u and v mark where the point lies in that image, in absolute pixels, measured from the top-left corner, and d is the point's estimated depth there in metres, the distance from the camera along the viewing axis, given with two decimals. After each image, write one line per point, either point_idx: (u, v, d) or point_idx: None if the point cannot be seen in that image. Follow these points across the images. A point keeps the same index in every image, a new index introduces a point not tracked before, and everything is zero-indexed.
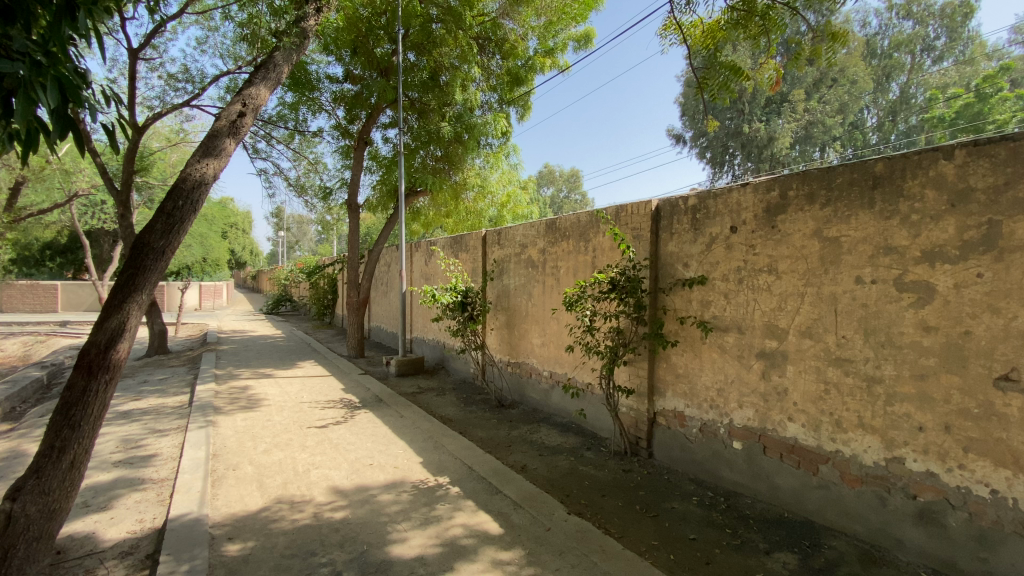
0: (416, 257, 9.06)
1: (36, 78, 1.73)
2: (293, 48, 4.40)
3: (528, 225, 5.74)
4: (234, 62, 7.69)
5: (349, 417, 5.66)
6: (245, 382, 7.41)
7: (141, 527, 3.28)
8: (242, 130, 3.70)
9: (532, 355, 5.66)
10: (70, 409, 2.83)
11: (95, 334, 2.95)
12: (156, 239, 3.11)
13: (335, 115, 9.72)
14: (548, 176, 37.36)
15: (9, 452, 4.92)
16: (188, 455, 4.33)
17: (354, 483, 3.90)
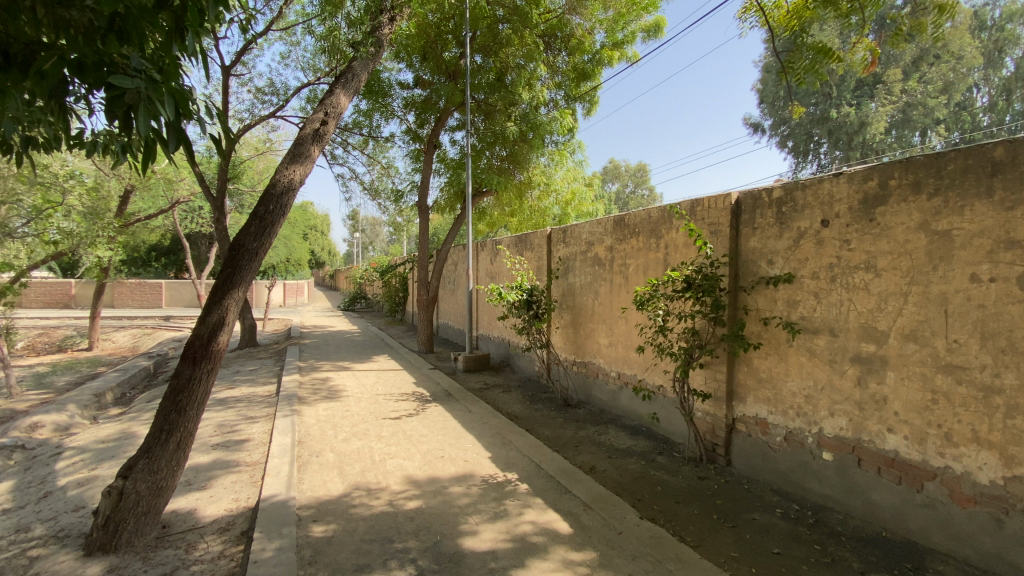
0: (482, 256, 9.18)
1: (153, 93, 1.79)
2: (370, 57, 4.60)
3: (596, 223, 5.64)
4: (314, 73, 8.19)
5: (420, 410, 5.85)
6: (325, 374, 7.87)
7: (237, 506, 3.57)
8: (324, 137, 3.90)
9: (600, 354, 5.56)
10: (177, 395, 3.12)
11: (198, 327, 3.24)
12: (251, 241, 3.37)
13: (405, 120, 10.08)
14: (614, 172, 36.63)
15: (127, 432, 5.54)
16: (276, 440, 4.66)
17: (426, 475, 4.02)
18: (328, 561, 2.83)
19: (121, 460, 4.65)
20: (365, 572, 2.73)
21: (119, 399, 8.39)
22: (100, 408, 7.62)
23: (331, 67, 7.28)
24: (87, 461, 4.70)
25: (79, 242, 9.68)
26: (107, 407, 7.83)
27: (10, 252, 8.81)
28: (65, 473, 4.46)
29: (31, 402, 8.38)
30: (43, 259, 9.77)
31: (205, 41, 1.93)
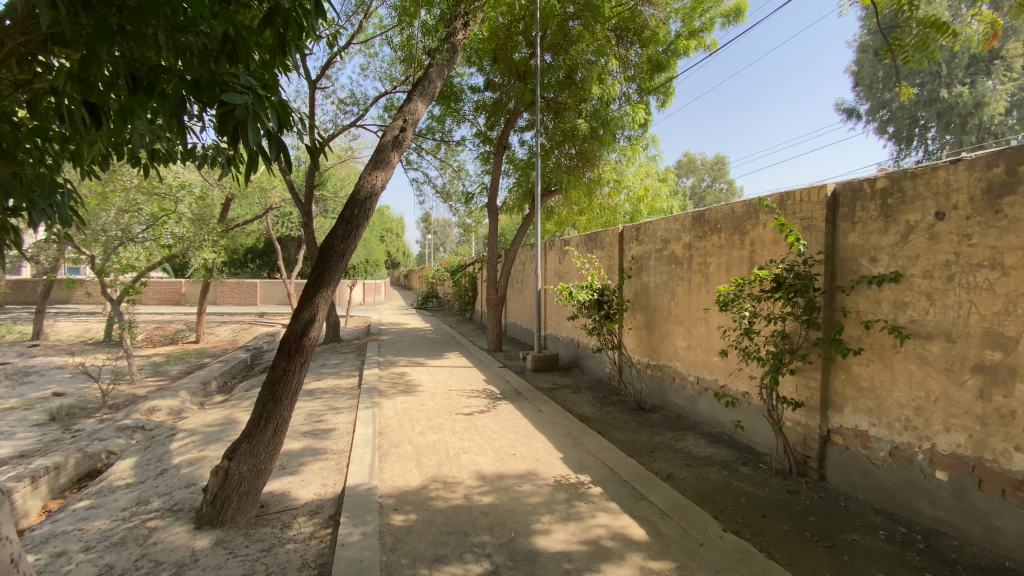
0: (550, 256, 9.16)
1: (259, 106, 1.91)
2: (445, 63, 4.72)
3: (673, 219, 5.43)
4: (391, 83, 8.56)
5: (492, 407, 5.94)
6: (401, 369, 8.21)
7: (325, 491, 3.82)
8: (403, 144, 4.06)
9: (676, 357, 5.36)
10: (274, 385, 3.39)
11: (293, 323, 3.49)
12: (338, 243, 3.59)
13: (476, 123, 10.28)
14: (689, 166, 35.19)
15: (229, 418, 6.10)
16: (358, 430, 4.92)
17: (499, 471, 4.07)
18: (407, 549, 2.94)
19: (224, 443, 5.13)
20: (442, 563, 2.81)
21: (222, 387, 9.27)
22: (206, 395, 8.47)
23: (407, 75, 7.59)
24: (197, 443, 5.24)
25: (188, 246, 10.80)
26: (212, 394, 8.68)
27: (134, 256, 10.02)
28: (179, 452, 4.99)
29: (151, 387, 9.48)
30: (160, 261, 11.02)
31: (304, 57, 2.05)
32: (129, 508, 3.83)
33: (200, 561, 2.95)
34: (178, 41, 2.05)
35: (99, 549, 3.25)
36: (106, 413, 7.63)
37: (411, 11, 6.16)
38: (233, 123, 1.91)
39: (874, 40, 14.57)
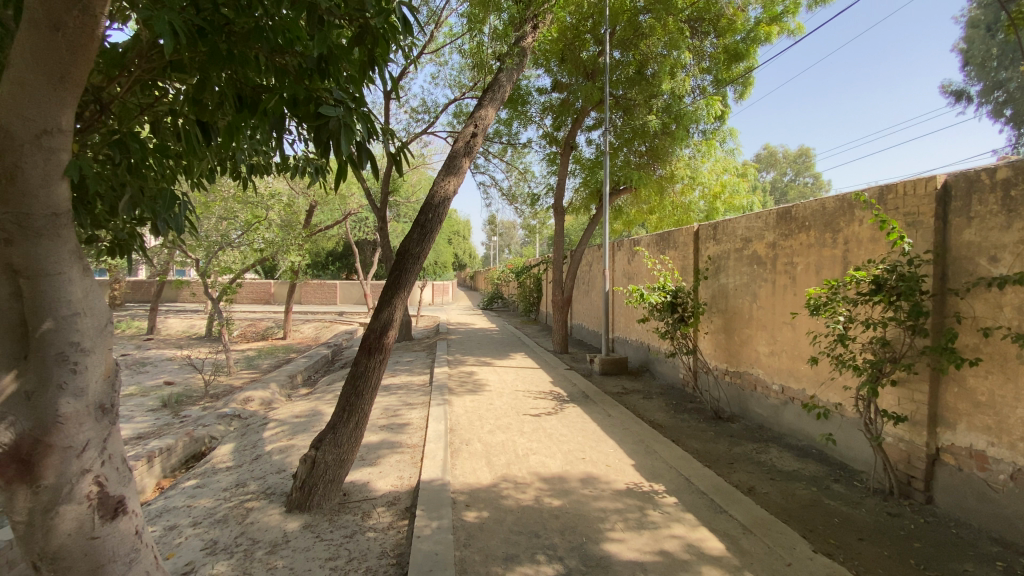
0: (619, 256, 8.97)
1: (349, 118, 2.01)
2: (514, 68, 4.77)
3: (755, 217, 5.14)
4: (460, 89, 8.78)
5: (560, 409, 5.92)
6: (470, 368, 8.39)
7: (401, 483, 3.99)
8: (474, 149, 4.15)
9: (758, 364, 5.06)
10: (356, 380, 3.58)
11: (373, 322, 3.68)
12: (414, 246, 3.73)
13: (543, 125, 10.30)
14: (770, 160, 33.16)
15: (314, 410, 6.54)
16: (431, 426, 5.10)
17: (569, 475, 4.05)
18: (480, 546, 3.00)
19: (310, 433, 5.50)
20: (513, 563, 2.84)
21: (306, 381, 9.95)
22: (293, 387, 9.13)
23: (476, 81, 7.76)
24: (286, 432, 5.66)
25: (277, 250, 11.70)
26: (298, 387, 9.34)
27: (231, 259, 11.02)
28: (271, 440, 5.42)
29: (245, 379, 10.38)
30: (254, 264, 12.03)
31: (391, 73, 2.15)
32: (229, 489, 4.22)
33: (291, 543, 3.18)
34: (278, 63, 2.22)
35: (205, 525, 3.60)
36: (208, 401, 8.44)
37: (479, 18, 6.26)
38: (326, 136, 2.02)
39: (989, 12, 13.02)
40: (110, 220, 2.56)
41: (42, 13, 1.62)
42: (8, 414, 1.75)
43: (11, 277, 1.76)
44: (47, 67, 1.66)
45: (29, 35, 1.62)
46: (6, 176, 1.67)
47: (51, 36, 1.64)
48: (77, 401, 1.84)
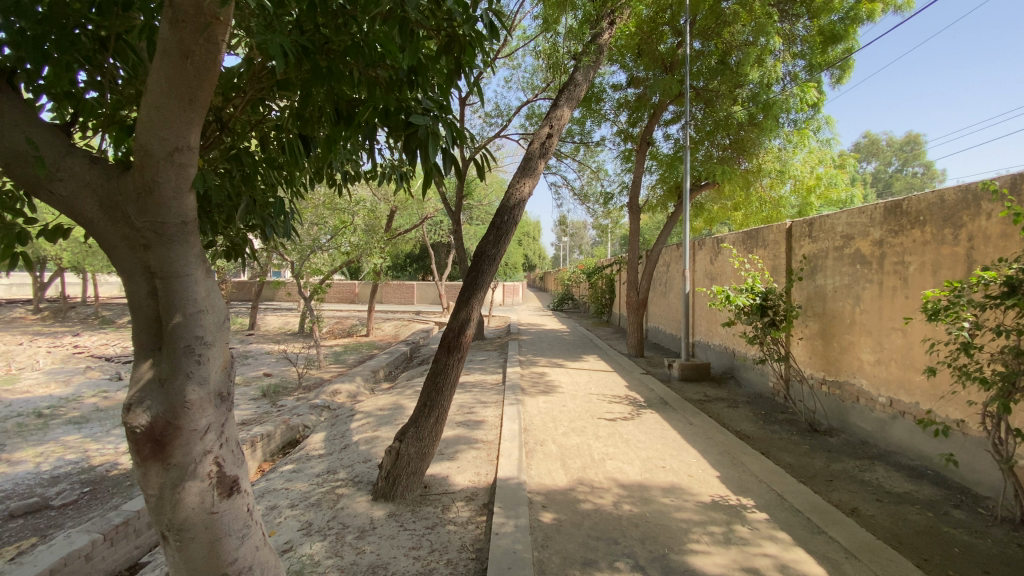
0: (700, 255, 8.57)
1: (436, 127, 2.08)
2: (591, 66, 4.70)
3: (858, 212, 4.70)
4: (533, 91, 8.83)
5: (637, 414, 5.76)
6: (542, 369, 8.40)
7: (478, 479, 4.07)
8: (549, 150, 4.14)
9: (860, 373, 4.63)
10: (437, 377, 3.71)
11: (451, 321, 3.79)
12: (489, 248, 3.80)
13: (617, 122, 10.08)
14: (871, 149, 30.29)
15: (396, 404, 6.86)
16: (506, 425, 5.15)
17: (647, 483, 3.93)
18: (558, 549, 2.99)
19: (392, 426, 5.77)
20: (592, 568, 2.80)
21: (387, 376, 10.47)
22: (375, 382, 9.64)
23: (549, 81, 7.77)
24: (371, 424, 5.98)
25: (361, 252, 12.42)
26: (380, 382, 9.84)
27: (321, 261, 11.84)
28: (357, 431, 5.75)
29: (333, 372, 11.12)
30: (340, 266, 12.84)
31: (477, 81, 2.19)
32: (321, 475, 4.53)
33: (377, 530, 3.36)
34: (371, 77, 2.35)
35: (301, 507, 3.89)
36: (301, 393, 9.13)
37: (553, 19, 6.24)
38: (415, 144, 2.10)
39: None
40: (226, 227, 2.85)
41: (174, 44, 1.80)
42: (146, 399, 1.99)
43: (149, 278, 2.01)
44: (178, 92, 1.85)
45: (163, 64, 1.81)
46: (147, 190, 1.91)
47: (182, 64, 1.82)
48: (201, 388, 2.06)
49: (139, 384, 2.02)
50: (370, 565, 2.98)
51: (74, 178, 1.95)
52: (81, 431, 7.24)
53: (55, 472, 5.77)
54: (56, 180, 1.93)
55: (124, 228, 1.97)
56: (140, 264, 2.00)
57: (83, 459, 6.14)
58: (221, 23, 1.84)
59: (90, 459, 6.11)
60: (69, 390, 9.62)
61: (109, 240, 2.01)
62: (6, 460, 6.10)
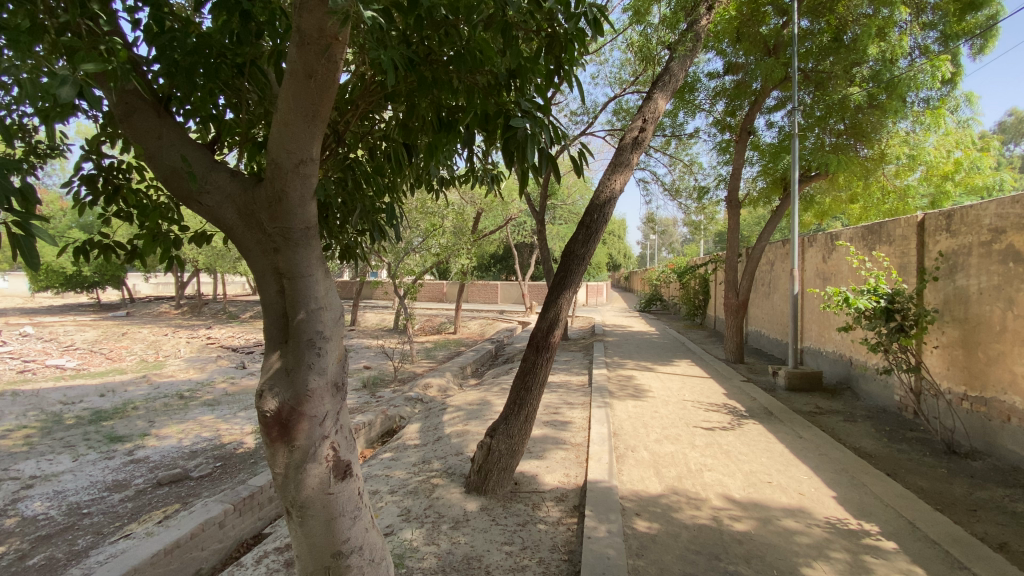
0: (810, 253, 7.86)
1: (535, 127, 2.08)
2: (690, 54, 4.47)
3: (1011, 202, 4.05)
4: (621, 86, 8.64)
5: (736, 424, 5.42)
6: (631, 372, 8.18)
7: (569, 480, 4.05)
8: (643, 144, 4.01)
9: (1014, 390, 3.98)
10: (526, 375, 3.74)
11: (540, 321, 3.81)
12: (579, 247, 3.76)
13: (713, 112, 9.55)
14: (1021, 127, 26.11)
15: (484, 400, 7.04)
16: (595, 428, 5.08)
17: (750, 498, 3.68)
18: (655, 559, 2.90)
19: (481, 421, 5.93)
20: None
21: (474, 372, 10.79)
22: (463, 377, 9.97)
23: (639, 75, 7.56)
24: (461, 418, 6.19)
25: (450, 253, 12.90)
26: (467, 378, 10.18)
27: (414, 262, 12.47)
28: (449, 424, 5.99)
29: (424, 367, 11.67)
30: (431, 266, 13.43)
31: (577, 78, 2.17)
32: (417, 464, 4.77)
33: (470, 522, 3.47)
34: (471, 82, 2.42)
35: (400, 493, 4.13)
36: (396, 385, 9.68)
37: (645, 10, 6.05)
38: (514, 146, 2.12)
39: None
40: (340, 231, 3.11)
41: (300, 65, 1.96)
42: (275, 386, 2.21)
43: (278, 278, 2.24)
44: (303, 109, 2.03)
45: (291, 84, 1.98)
46: (277, 199, 2.12)
47: (306, 83, 1.98)
48: (321, 377, 2.25)
49: (270, 373, 2.25)
50: (464, 556, 3.08)
51: (218, 190, 2.21)
52: (214, 412, 8.26)
53: (195, 447, 6.63)
54: (204, 192, 2.20)
55: (259, 233, 2.21)
56: (271, 266, 2.24)
57: (216, 437, 6.99)
58: (341, 43, 1.98)
59: (222, 437, 6.94)
60: (204, 376, 11.00)
61: (246, 244, 2.27)
62: (158, 434, 7.12)
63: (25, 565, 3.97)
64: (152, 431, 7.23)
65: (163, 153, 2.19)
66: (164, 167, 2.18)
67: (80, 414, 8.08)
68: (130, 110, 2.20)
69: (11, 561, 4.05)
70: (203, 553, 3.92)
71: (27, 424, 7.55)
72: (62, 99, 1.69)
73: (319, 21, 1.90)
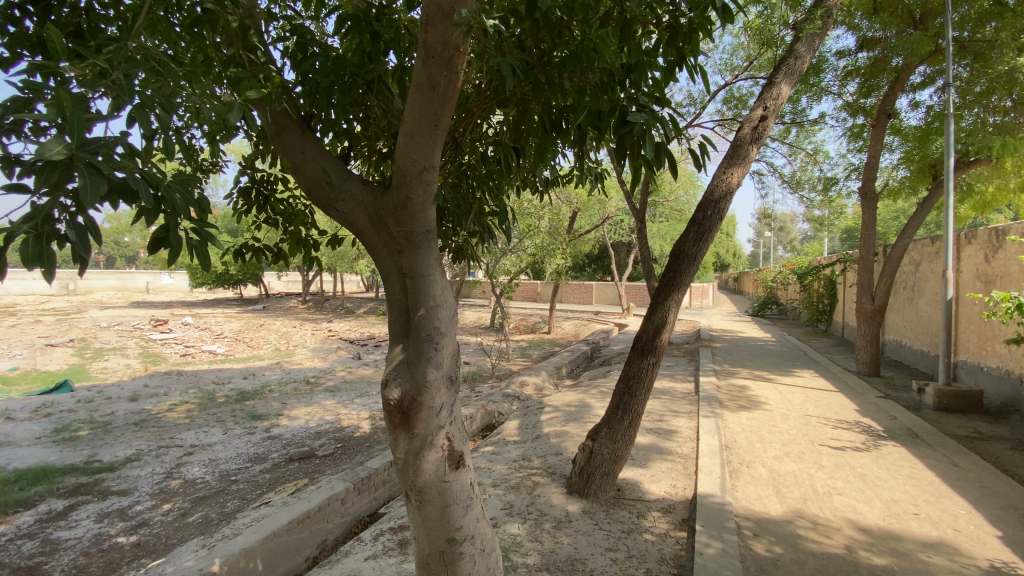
0: (967, 251, 6.76)
1: (653, 119, 2.00)
2: (819, 32, 4.04)
3: None
4: (732, 73, 8.09)
5: (871, 445, 4.82)
6: (743, 382, 7.61)
7: (676, 492, 3.88)
8: (763, 134, 3.72)
9: None
10: (630, 379, 3.64)
11: (645, 323, 3.69)
12: (690, 246, 3.58)
13: (843, 94, 8.58)
14: None
15: (582, 402, 6.99)
16: (704, 439, 4.80)
17: (891, 530, 3.27)
18: None
19: (580, 423, 5.89)
20: None
21: (570, 373, 10.77)
22: (560, 378, 9.99)
23: (752, 60, 7.03)
24: (560, 419, 6.19)
25: (547, 253, 12.97)
26: (564, 378, 10.19)
27: (512, 263, 12.73)
28: (548, 423, 6.03)
29: (521, 366, 11.84)
30: (528, 266, 13.63)
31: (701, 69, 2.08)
32: (518, 461, 4.85)
33: (573, 523, 3.46)
34: (583, 82, 2.42)
35: (502, 488, 4.23)
36: (494, 381, 9.97)
37: None
38: (628, 141, 2.07)
39: None
40: (453, 232, 3.27)
41: (424, 78, 2.08)
42: (398, 376, 2.38)
43: (401, 278, 2.41)
44: (426, 119, 2.15)
45: (416, 96, 2.11)
46: (402, 205, 2.29)
47: (429, 94, 2.09)
48: (437, 370, 2.38)
49: (393, 364, 2.42)
50: (568, 557, 3.08)
51: (352, 199, 2.43)
52: (334, 398, 9.10)
53: (319, 428, 7.36)
54: (340, 200, 2.43)
55: (386, 237, 2.40)
56: (395, 266, 2.41)
57: (337, 420, 7.70)
58: (462, 53, 2.08)
59: (341, 421, 7.64)
60: (326, 364, 12.17)
61: (374, 246, 2.47)
62: (289, 415, 8.01)
63: (188, 520, 4.67)
64: (285, 412, 8.16)
65: (308, 165, 2.45)
66: (308, 179, 2.45)
67: (228, 394, 9.34)
68: (280, 129, 2.49)
69: (177, 515, 4.79)
70: (328, 525, 4.35)
71: (190, 400, 8.90)
72: (232, 124, 1.93)
73: (443, 34, 2.01)
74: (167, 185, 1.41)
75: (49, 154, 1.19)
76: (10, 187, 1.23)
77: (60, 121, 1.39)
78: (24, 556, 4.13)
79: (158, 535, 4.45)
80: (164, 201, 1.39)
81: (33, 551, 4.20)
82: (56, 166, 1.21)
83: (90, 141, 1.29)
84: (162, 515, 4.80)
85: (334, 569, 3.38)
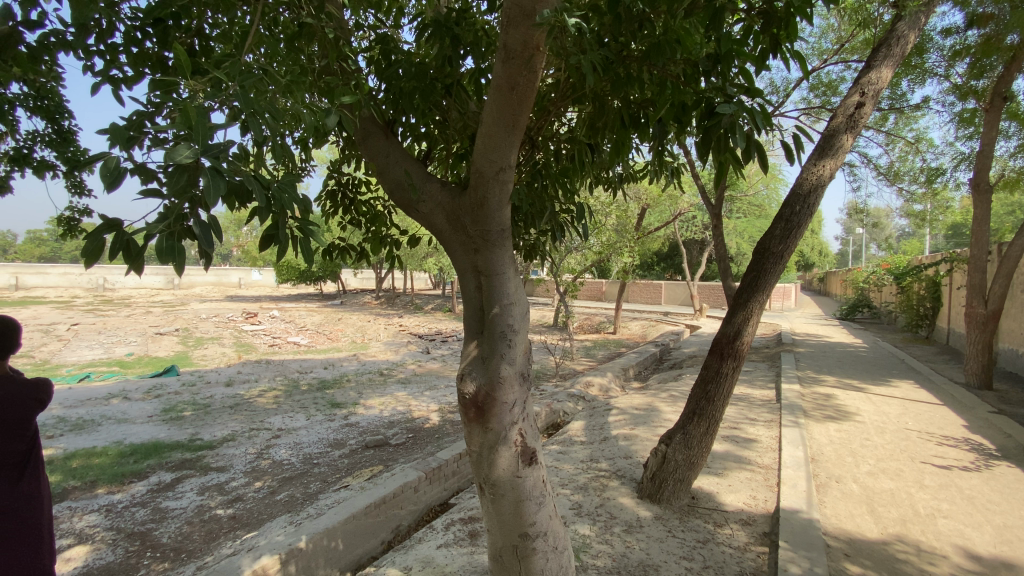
0: None
1: (741, 110, 1.90)
2: (925, 7, 3.64)
3: None
4: (818, 57, 7.51)
5: (984, 465, 4.32)
6: (830, 390, 7.09)
7: (756, 504, 3.68)
8: (860, 122, 3.43)
9: None
10: (707, 384, 3.50)
11: (725, 326, 3.53)
12: (776, 244, 3.37)
13: (950, 76, 7.73)
14: None
15: (651, 405, 6.81)
16: (787, 450, 4.51)
17: (1007, 560, 2.94)
18: None
19: (649, 427, 5.74)
20: None
21: (638, 375, 10.53)
22: (626, 379, 9.82)
23: (841, 42, 6.49)
24: (628, 421, 6.07)
25: (613, 251, 12.75)
26: (630, 380, 9.96)
27: (577, 261, 12.66)
28: (615, 425, 5.93)
29: (586, 365, 11.75)
30: (594, 265, 13.46)
31: (795, 54, 1.97)
32: (586, 461, 4.81)
33: (645, 528, 3.38)
34: (664, 74, 2.37)
35: (570, 487, 4.21)
36: (559, 380, 9.97)
37: None
38: (716, 135, 1.97)
39: None
40: (525, 232, 3.29)
41: (504, 78, 2.10)
42: (473, 371, 2.43)
43: (477, 276, 2.47)
44: (504, 120, 2.18)
45: (495, 98, 2.14)
46: (479, 205, 2.34)
47: (508, 95, 2.12)
48: (511, 367, 2.41)
49: (468, 360, 2.48)
50: (640, 562, 3.02)
51: (431, 200, 2.51)
52: (406, 389, 9.50)
53: (392, 418, 7.71)
54: (421, 201, 2.51)
55: (463, 236, 2.46)
56: (471, 265, 2.47)
57: (408, 411, 8.03)
58: (541, 53, 2.09)
59: (412, 412, 7.95)
60: (397, 357, 12.70)
61: (451, 245, 2.54)
62: (365, 404, 8.46)
63: (276, 498, 5.07)
64: (361, 401, 8.63)
65: (391, 168, 2.57)
66: (391, 181, 2.57)
67: (311, 382, 10.04)
68: (366, 134, 2.64)
69: (267, 493, 5.20)
70: (402, 512, 4.55)
71: (278, 387, 9.66)
72: (329, 128, 2.07)
73: (524, 35, 2.03)
74: (276, 186, 1.54)
75: (179, 159, 1.34)
76: (148, 192, 1.40)
77: (185, 130, 1.55)
78: (138, 522, 4.66)
79: (250, 509, 4.86)
80: (274, 200, 1.52)
81: (145, 518, 4.72)
82: (185, 170, 1.36)
83: (212, 146, 1.44)
84: (253, 492, 5.24)
85: (408, 555, 3.52)
